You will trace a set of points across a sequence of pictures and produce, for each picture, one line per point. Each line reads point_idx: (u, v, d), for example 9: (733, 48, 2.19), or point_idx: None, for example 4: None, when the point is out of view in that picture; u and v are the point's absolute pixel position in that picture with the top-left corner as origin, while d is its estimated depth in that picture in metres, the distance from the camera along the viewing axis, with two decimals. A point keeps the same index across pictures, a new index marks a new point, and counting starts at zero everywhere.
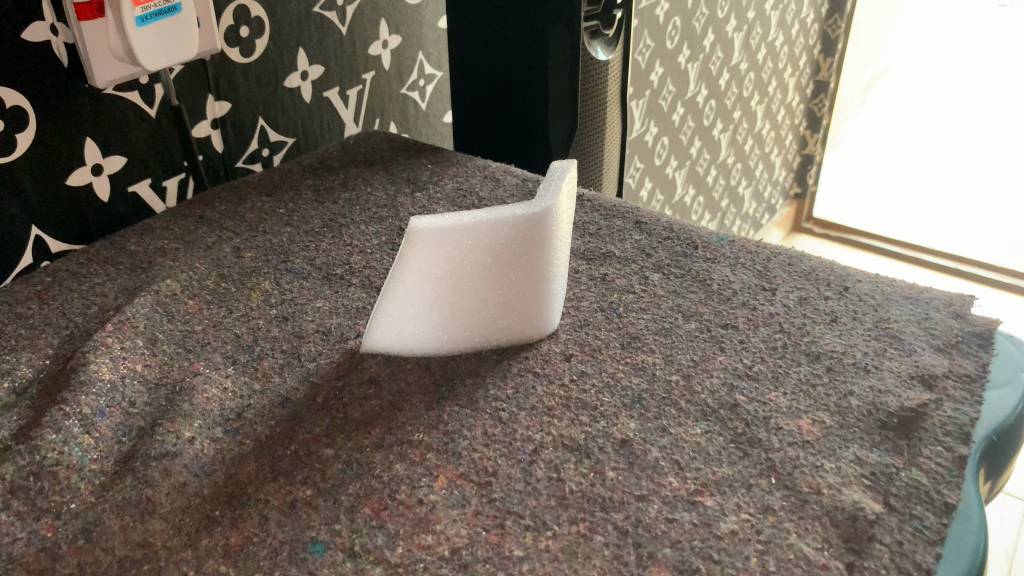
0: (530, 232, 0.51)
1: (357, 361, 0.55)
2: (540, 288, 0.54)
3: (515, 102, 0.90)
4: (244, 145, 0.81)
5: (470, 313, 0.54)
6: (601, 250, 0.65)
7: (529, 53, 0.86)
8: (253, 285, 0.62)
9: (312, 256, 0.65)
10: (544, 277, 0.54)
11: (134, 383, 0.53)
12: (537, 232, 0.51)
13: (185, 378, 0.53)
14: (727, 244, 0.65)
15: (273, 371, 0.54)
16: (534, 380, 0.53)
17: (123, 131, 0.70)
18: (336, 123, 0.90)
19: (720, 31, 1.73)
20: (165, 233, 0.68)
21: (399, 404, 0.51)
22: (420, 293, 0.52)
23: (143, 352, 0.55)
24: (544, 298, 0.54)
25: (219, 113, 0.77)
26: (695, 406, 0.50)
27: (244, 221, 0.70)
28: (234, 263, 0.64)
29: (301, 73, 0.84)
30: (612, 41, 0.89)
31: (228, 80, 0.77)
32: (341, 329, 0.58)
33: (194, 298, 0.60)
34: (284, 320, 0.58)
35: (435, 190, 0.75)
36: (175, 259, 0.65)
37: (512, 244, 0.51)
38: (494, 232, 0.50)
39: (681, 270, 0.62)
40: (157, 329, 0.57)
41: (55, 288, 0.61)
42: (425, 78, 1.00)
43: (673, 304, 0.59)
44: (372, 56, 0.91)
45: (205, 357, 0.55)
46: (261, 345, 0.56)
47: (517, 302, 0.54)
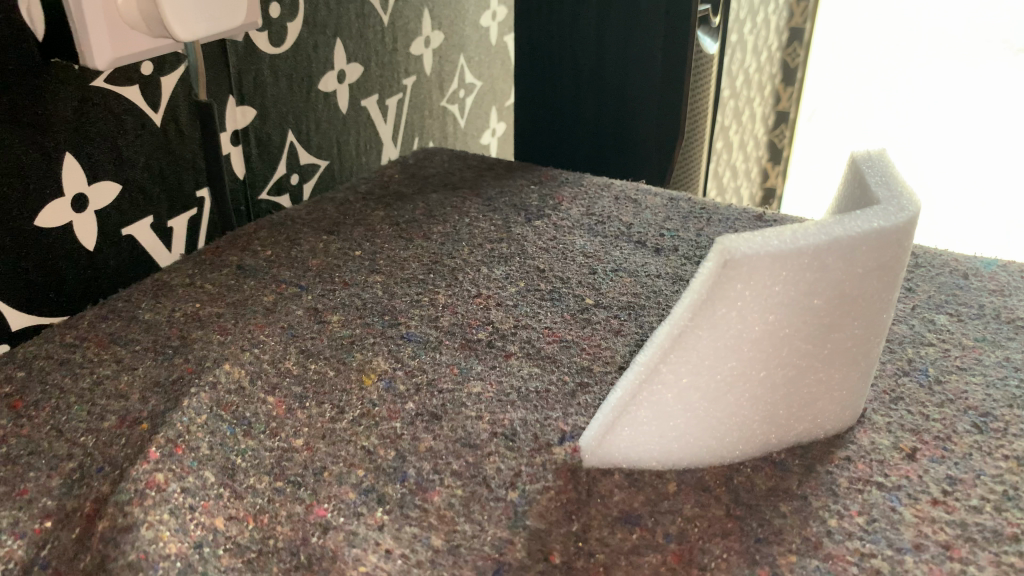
0: (890, 257, 0.31)
1: (587, 485, 0.33)
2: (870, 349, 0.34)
3: (602, 111, 0.71)
4: (270, 170, 0.58)
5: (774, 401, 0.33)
6: None
7: (625, 44, 0.67)
8: (361, 364, 0.40)
9: (432, 315, 0.44)
10: (879, 335, 0.34)
11: (222, 556, 0.30)
12: (895, 257, 0.32)
13: (311, 539, 0.31)
14: (1000, 271, 0.48)
15: (455, 512, 0.32)
16: (888, 498, 0.33)
17: (117, 145, 0.47)
18: (373, 141, 0.69)
19: None
20: (194, 293, 0.45)
21: (698, 557, 0.30)
22: (711, 372, 0.31)
23: (221, 493, 0.32)
24: (869, 365, 0.34)
25: (241, 124, 0.55)
26: None
27: (307, 271, 0.47)
28: (318, 332, 0.42)
29: (338, 73, 0.63)
30: (716, 32, 0.72)
31: (253, 77, 0.55)
32: (530, 427, 0.36)
33: (276, 392, 0.38)
34: (435, 420, 0.37)
35: (559, 217, 0.54)
36: (223, 332, 0.42)
37: (863, 279, 0.31)
38: (847, 258, 0.30)
39: (972, 310, 0.44)
40: (231, 450, 0.34)
41: (37, 390, 0.38)
42: (465, 88, 0.80)
43: (1001, 360, 0.40)
44: (413, 56, 0.71)
45: (330, 496, 0.33)
46: (414, 465, 0.34)
47: (839, 375, 0.33)
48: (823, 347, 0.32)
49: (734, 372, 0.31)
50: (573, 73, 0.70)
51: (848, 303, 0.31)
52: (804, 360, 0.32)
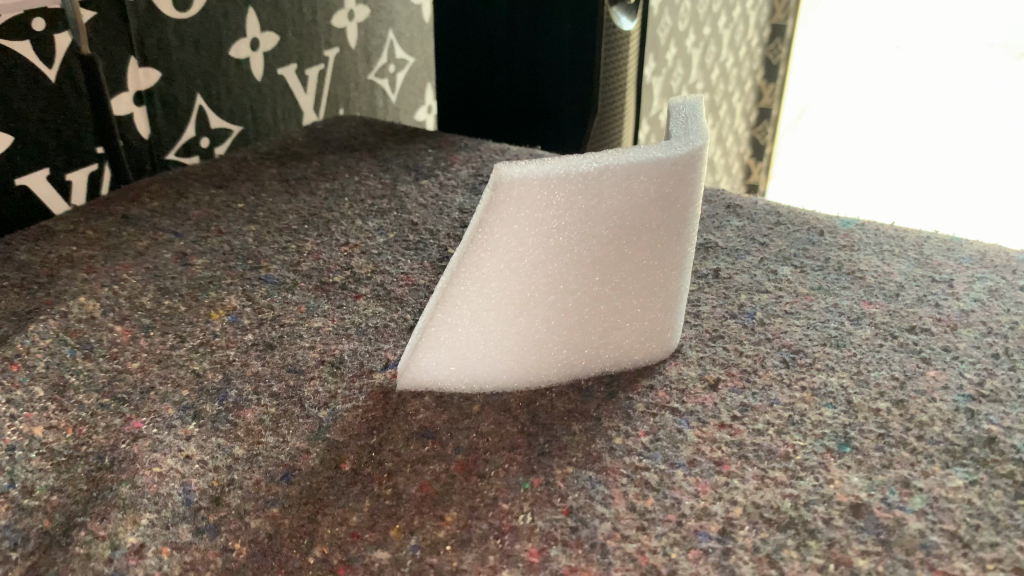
0: (673, 187, 0.33)
1: (395, 405, 0.35)
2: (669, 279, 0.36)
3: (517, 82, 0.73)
4: (177, 131, 0.61)
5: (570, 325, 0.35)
6: (698, 240, 0.48)
7: (537, 17, 0.69)
8: (213, 301, 0.42)
9: (294, 260, 0.46)
10: (676, 265, 0.36)
11: (32, 458, 0.32)
12: (681, 188, 0.33)
13: (119, 445, 0.33)
14: (857, 229, 0.49)
15: (263, 427, 0.34)
16: (678, 421, 0.34)
17: (7, 97, 0.49)
18: (292, 110, 0.71)
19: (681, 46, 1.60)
20: (74, 237, 0.47)
21: (478, 468, 0.32)
22: (499, 292, 0.33)
23: (46, 406, 0.34)
24: (669, 296, 0.36)
25: (144, 84, 0.57)
26: (935, 445, 0.33)
27: (188, 220, 0.49)
28: (180, 273, 0.44)
29: (251, 41, 0.65)
30: (632, 9, 0.74)
31: (156, 39, 0.57)
32: (358, 356, 0.38)
33: (124, 323, 0.40)
34: (268, 348, 0.39)
35: (446, 177, 0.56)
36: (89, 270, 0.44)
37: (644, 207, 0.33)
38: (623, 184, 0.32)
39: (816, 262, 0.46)
40: (67, 370, 0.36)
41: None
42: (395, 63, 0.82)
43: (829, 305, 0.42)
44: (335, 29, 0.73)
45: (150, 410, 0.35)
46: (237, 386, 0.36)
47: (636, 302, 0.35)
48: (613, 273, 0.34)
49: (522, 292, 0.33)
50: (492, 45, 0.72)
51: (632, 229, 0.33)
52: (593, 285, 0.34)
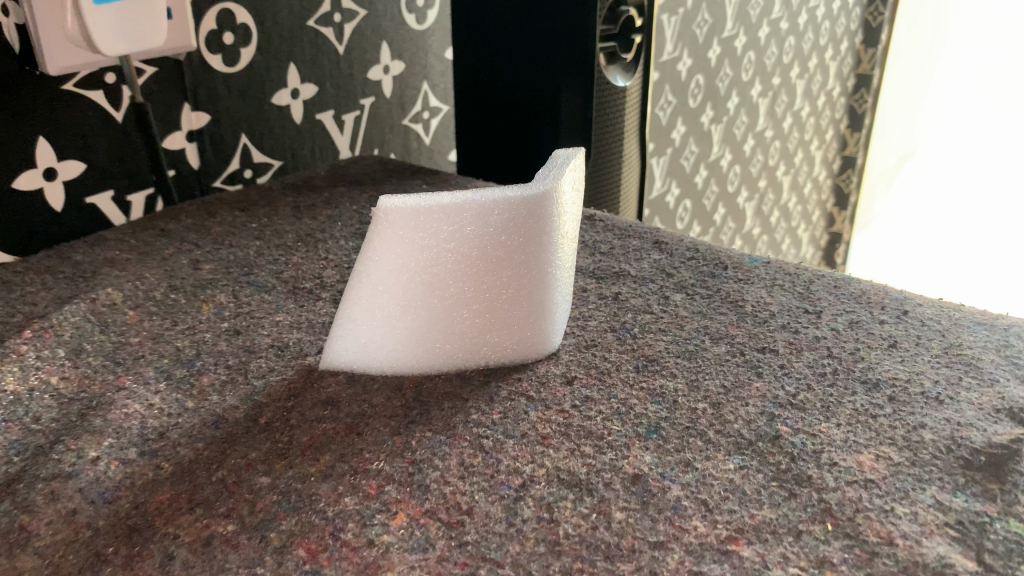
0: (525, 219, 0.42)
1: (314, 379, 0.45)
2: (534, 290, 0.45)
3: (522, 129, 0.83)
4: (223, 164, 0.74)
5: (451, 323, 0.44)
6: (614, 269, 0.56)
7: (537, 73, 0.79)
8: (207, 297, 0.54)
9: (280, 269, 0.57)
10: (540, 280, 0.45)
11: (44, 397, 0.44)
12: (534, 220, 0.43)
13: (105, 393, 0.44)
14: (761, 266, 0.56)
15: (212, 388, 0.45)
16: (528, 406, 0.43)
17: (81, 133, 0.63)
18: (329, 148, 0.83)
19: (745, 94, 1.63)
20: (119, 244, 0.60)
21: (358, 428, 0.42)
22: (387, 295, 0.43)
23: (63, 363, 0.46)
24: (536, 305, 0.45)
25: (195, 125, 0.70)
26: (726, 437, 0.40)
27: (209, 235, 0.62)
28: (190, 275, 0.56)
29: (292, 91, 0.78)
30: (629, 67, 0.82)
31: (207, 89, 0.70)
32: (301, 344, 0.49)
33: (136, 309, 0.52)
34: (236, 334, 0.50)
35: None
36: (123, 269, 0.56)
37: (501, 234, 0.42)
38: (480, 216, 0.41)
39: (707, 291, 0.53)
40: (85, 340, 0.48)
41: None
42: (429, 110, 0.93)
43: (699, 326, 0.49)
44: (371, 81, 0.85)
45: (135, 371, 0.46)
46: (204, 358, 0.47)
47: (505, 307, 0.45)
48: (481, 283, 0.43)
49: (406, 295, 0.43)
50: (502, 96, 0.83)
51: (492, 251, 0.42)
52: (465, 292, 0.43)
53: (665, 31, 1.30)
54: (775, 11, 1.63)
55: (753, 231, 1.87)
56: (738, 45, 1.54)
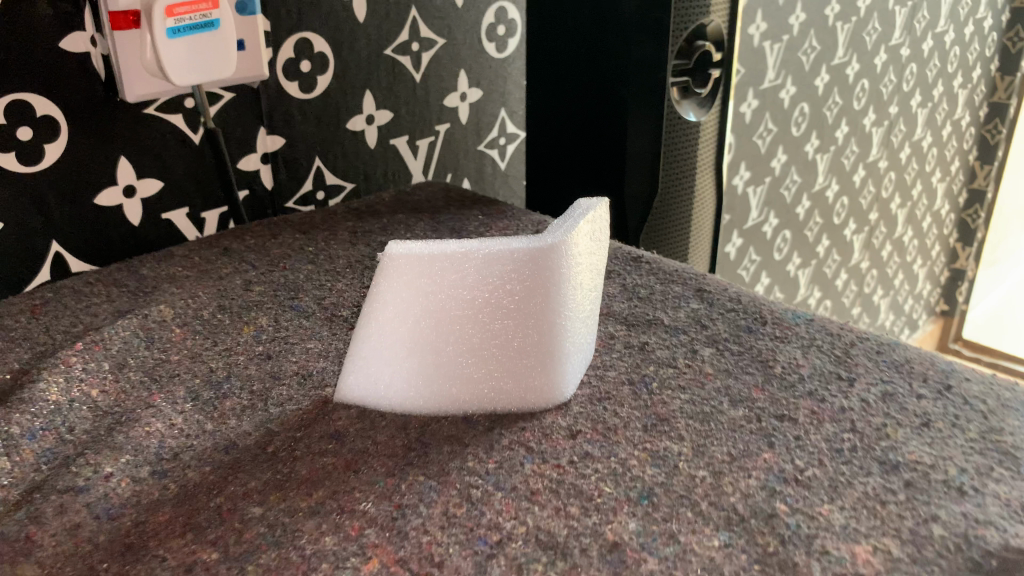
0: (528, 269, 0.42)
1: (327, 411, 0.46)
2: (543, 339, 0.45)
3: (590, 161, 0.82)
4: (295, 185, 0.77)
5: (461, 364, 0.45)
6: (647, 317, 0.55)
7: (607, 106, 0.79)
8: (249, 319, 0.56)
9: (323, 295, 0.59)
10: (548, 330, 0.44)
11: (81, 408, 0.47)
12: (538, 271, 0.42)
13: (135, 409, 0.47)
14: (803, 323, 0.54)
15: (232, 412, 0.47)
16: (525, 457, 0.42)
17: (159, 154, 0.67)
18: (402, 172, 0.85)
19: (857, 123, 1.55)
20: (183, 261, 0.64)
21: (356, 465, 0.42)
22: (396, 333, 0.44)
23: (106, 376, 0.50)
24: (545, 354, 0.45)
25: (270, 148, 0.74)
26: (718, 511, 0.39)
27: (267, 256, 0.65)
28: (239, 295, 0.59)
29: (367, 117, 0.80)
30: (705, 102, 0.81)
31: (282, 114, 0.73)
32: (323, 373, 0.50)
33: (182, 327, 0.55)
34: (267, 359, 0.52)
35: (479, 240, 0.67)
36: (180, 286, 0.60)
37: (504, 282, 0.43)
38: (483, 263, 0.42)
39: (739, 347, 0.51)
40: (130, 355, 0.52)
41: (51, 304, 0.58)
42: (506, 137, 0.94)
43: (720, 386, 0.48)
44: (447, 108, 0.87)
45: (167, 389, 0.49)
46: (232, 381, 0.50)
47: (513, 354, 0.45)
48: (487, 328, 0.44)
49: (415, 335, 0.44)
50: (574, 127, 0.83)
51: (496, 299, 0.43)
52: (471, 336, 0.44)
53: (767, 58, 1.26)
54: (894, 37, 1.54)
55: (862, 265, 1.77)
56: (850, 73, 1.47)
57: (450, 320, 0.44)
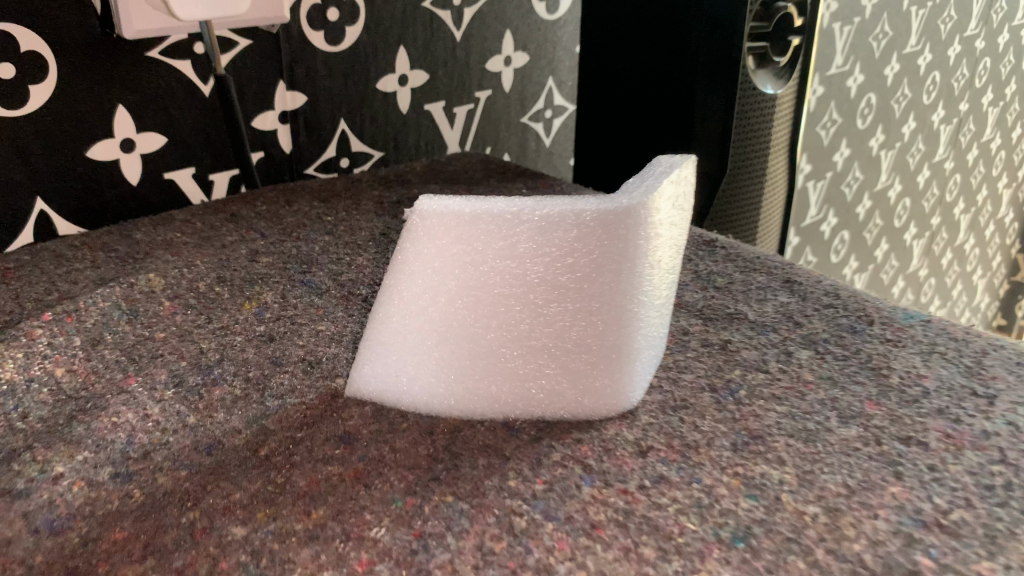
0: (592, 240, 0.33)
1: (336, 407, 0.38)
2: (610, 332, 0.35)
3: (650, 136, 0.73)
4: (317, 150, 0.69)
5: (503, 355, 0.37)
6: (726, 309, 0.46)
7: (673, 72, 0.69)
8: (252, 293, 0.47)
9: (340, 270, 0.50)
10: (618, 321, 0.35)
11: (40, 391, 0.39)
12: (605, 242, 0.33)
13: (105, 395, 0.39)
14: (918, 325, 0.44)
15: (221, 404, 0.38)
16: (582, 478, 0.33)
17: (163, 105, 0.59)
18: (436, 142, 0.77)
19: (925, 118, 1.44)
20: (183, 225, 0.56)
21: (368, 477, 0.33)
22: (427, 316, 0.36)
23: (75, 354, 0.41)
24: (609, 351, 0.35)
25: (290, 105, 0.65)
26: (840, 564, 0.29)
27: (279, 224, 0.56)
28: (243, 266, 0.50)
29: (400, 77, 0.71)
30: (784, 72, 0.71)
31: (305, 67, 0.65)
32: (335, 360, 0.41)
33: (173, 299, 0.46)
34: (269, 340, 0.43)
35: None
36: (176, 253, 0.51)
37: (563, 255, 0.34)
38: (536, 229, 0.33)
39: (842, 351, 0.42)
40: (107, 330, 0.43)
41: (25, 268, 0.50)
42: (552, 109, 0.85)
43: (824, 398, 0.38)
44: (489, 72, 0.78)
45: (146, 371, 0.40)
46: (224, 366, 0.41)
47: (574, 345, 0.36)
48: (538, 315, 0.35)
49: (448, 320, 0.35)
50: (633, 96, 0.73)
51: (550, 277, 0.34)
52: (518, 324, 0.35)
53: (836, 42, 1.16)
54: (971, 27, 1.43)
55: (921, 272, 1.66)
56: (921, 63, 1.36)
57: (493, 300, 0.35)
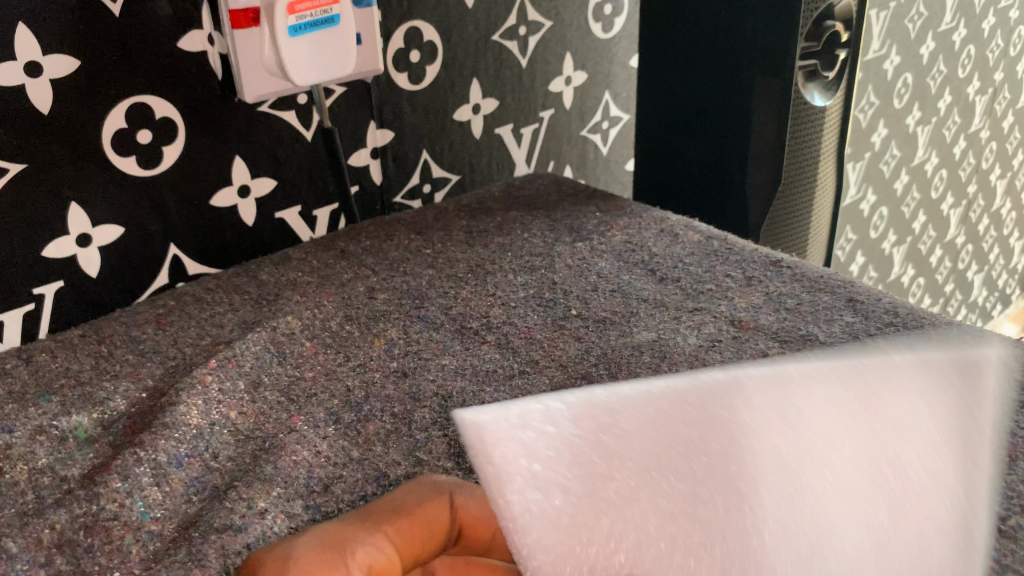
0: (893, 502, 0.36)
1: None
2: (858, 417, 0.40)
3: (709, 150, 0.78)
4: (403, 179, 0.75)
5: (577, 405, 0.42)
6: (798, 331, 0.52)
7: (729, 92, 0.74)
8: (379, 331, 0.54)
9: (449, 304, 0.57)
10: (903, 420, 0.40)
11: (222, 432, 0.46)
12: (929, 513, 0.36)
13: (278, 434, 0.46)
14: (972, 340, 0.50)
15: (377, 438, 0.45)
16: None
17: (273, 153, 0.66)
18: (506, 162, 0.83)
19: (961, 92, 1.46)
20: (302, 265, 0.63)
21: None
22: (572, 473, 0.38)
23: (242, 396, 0.48)
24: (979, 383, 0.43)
25: (379, 142, 0.72)
26: None
27: (386, 259, 0.63)
28: (364, 304, 0.57)
29: (473, 106, 0.77)
30: (831, 86, 0.75)
31: (391, 106, 0.71)
32: (464, 394, 0.48)
33: (312, 340, 0.53)
34: (403, 377, 0.50)
35: (601, 242, 0.65)
36: (303, 294, 0.58)
37: (845, 544, 0.35)
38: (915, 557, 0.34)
39: None
40: (264, 372, 0.50)
41: (175, 313, 0.57)
42: (610, 121, 0.90)
43: None
44: (552, 93, 0.83)
45: (307, 410, 0.47)
46: (371, 403, 0.48)
47: (719, 397, 0.42)
48: (791, 471, 0.38)
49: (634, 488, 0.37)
50: (692, 113, 0.79)
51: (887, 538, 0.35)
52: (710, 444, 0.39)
53: (873, 28, 1.19)
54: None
55: (957, 241, 1.69)
56: (956, 39, 1.38)
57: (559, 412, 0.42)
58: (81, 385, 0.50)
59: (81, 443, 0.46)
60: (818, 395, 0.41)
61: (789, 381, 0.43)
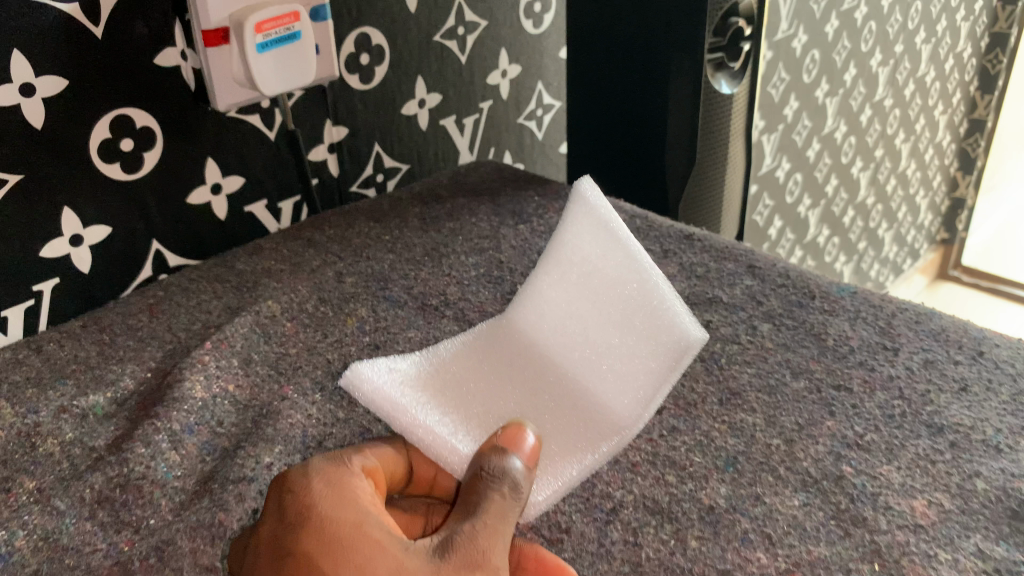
0: (642, 322, 0.54)
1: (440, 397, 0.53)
2: (573, 292, 0.57)
3: (632, 135, 0.88)
4: (359, 171, 0.83)
5: (421, 361, 0.55)
6: (707, 295, 0.62)
7: (648, 83, 0.83)
8: (351, 310, 0.62)
9: (410, 285, 0.65)
10: (579, 258, 0.57)
11: (224, 403, 0.54)
12: (663, 307, 0.55)
13: (273, 401, 0.54)
14: (848, 296, 0.61)
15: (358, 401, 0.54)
16: None
17: (241, 153, 0.72)
18: (450, 151, 0.91)
19: (864, 65, 1.59)
20: (274, 254, 0.70)
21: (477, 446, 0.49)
22: (473, 409, 0.52)
23: (237, 372, 0.56)
24: (592, 203, 0.57)
25: (336, 139, 0.79)
26: (795, 475, 0.46)
27: (350, 246, 0.71)
28: (335, 287, 0.65)
29: (419, 101, 0.85)
30: (737, 75, 0.83)
31: (345, 106, 0.78)
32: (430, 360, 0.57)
33: (293, 321, 0.61)
34: (375, 349, 0.58)
35: (539, 223, 0.74)
36: (280, 280, 0.66)
37: (631, 356, 0.54)
38: (659, 346, 0.53)
39: (793, 322, 0.58)
40: (254, 350, 0.58)
41: (165, 302, 0.64)
42: (543, 108, 0.99)
43: (782, 359, 0.55)
44: (490, 86, 0.91)
45: (295, 380, 0.55)
46: None
47: (497, 337, 0.57)
48: (593, 356, 0.54)
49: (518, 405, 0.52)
50: (616, 103, 0.88)
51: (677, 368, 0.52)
52: (552, 350, 0.56)
53: (781, 11, 1.29)
54: None
55: (867, 201, 1.83)
56: (858, 16, 1.50)
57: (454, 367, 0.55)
58: (91, 369, 0.58)
59: (101, 418, 0.53)
60: (545, 283, 0.58)
61: (525, 288, 0.59)
